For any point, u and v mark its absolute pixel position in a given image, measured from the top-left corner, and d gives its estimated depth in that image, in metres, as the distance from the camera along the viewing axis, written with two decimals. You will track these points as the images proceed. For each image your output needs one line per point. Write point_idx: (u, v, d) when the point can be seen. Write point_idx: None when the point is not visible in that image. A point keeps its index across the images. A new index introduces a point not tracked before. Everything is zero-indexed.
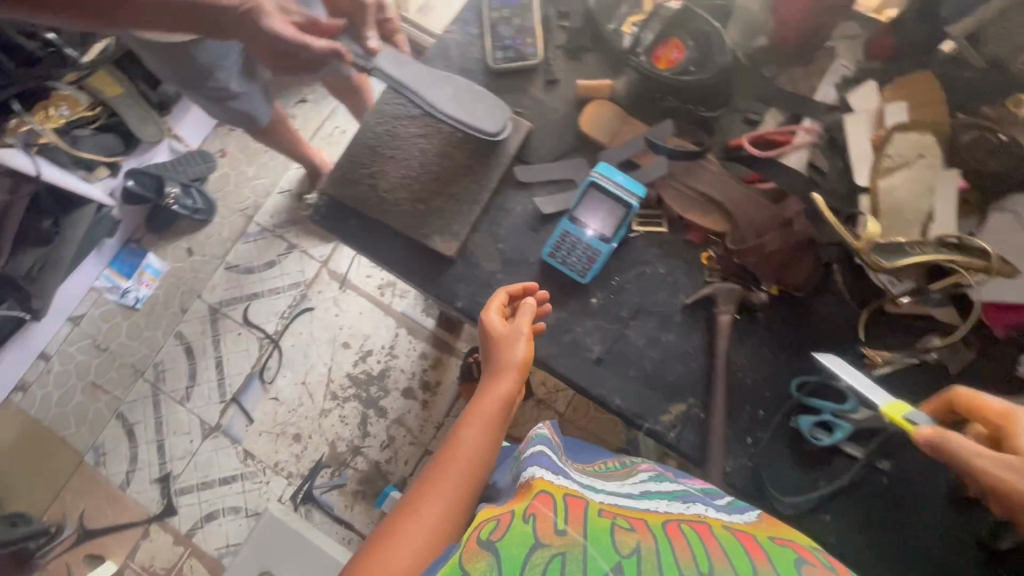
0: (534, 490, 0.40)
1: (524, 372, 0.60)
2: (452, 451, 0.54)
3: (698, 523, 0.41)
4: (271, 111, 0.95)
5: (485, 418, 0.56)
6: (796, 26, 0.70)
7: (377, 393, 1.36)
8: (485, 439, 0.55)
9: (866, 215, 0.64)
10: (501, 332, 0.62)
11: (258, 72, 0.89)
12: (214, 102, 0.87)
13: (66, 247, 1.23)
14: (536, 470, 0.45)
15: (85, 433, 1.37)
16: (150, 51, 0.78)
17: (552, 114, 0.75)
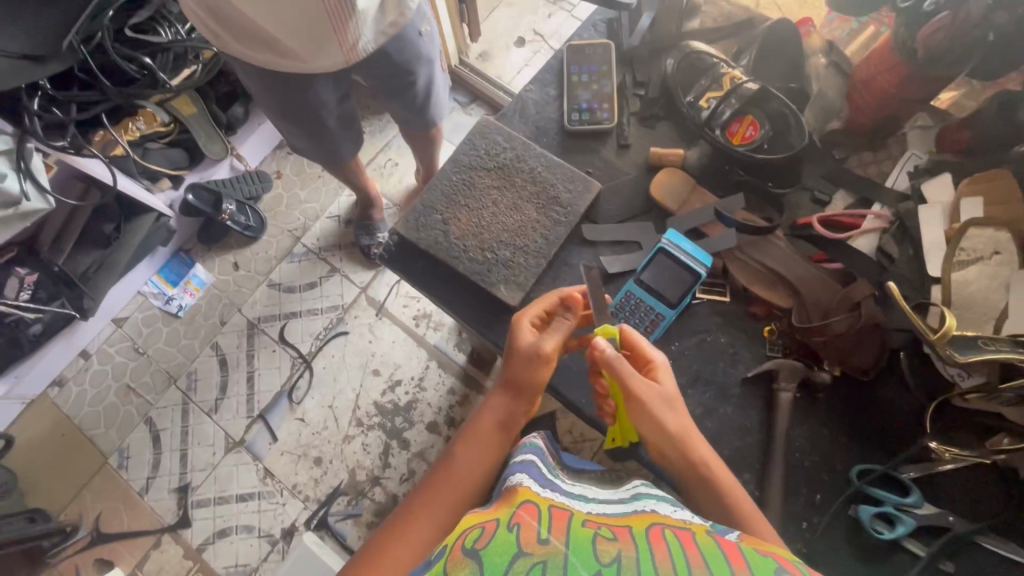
0: (518, 499, 0.40)
1: (534, 390, 0.61)
2: (447, 464, 0.58)
3: (684, 530, 0.37)
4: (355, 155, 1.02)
5: (480, 434, 0.60)
6: (870, 113, 0.74)
7: (402, 424, 1.35)
8: (486, 454, 0.58)
9: (939, 305, 0.62)
10: (528, 347, 0.61)
11: (355, 123, 0.96)
12: (314, 143, 0.93)
13: (123, 250, 1.27)
14: (524, 481, 0.44)
15: (112, 434, 1.36)
16: (269, 98, 0.83)
17: (622, 177, 0.78)
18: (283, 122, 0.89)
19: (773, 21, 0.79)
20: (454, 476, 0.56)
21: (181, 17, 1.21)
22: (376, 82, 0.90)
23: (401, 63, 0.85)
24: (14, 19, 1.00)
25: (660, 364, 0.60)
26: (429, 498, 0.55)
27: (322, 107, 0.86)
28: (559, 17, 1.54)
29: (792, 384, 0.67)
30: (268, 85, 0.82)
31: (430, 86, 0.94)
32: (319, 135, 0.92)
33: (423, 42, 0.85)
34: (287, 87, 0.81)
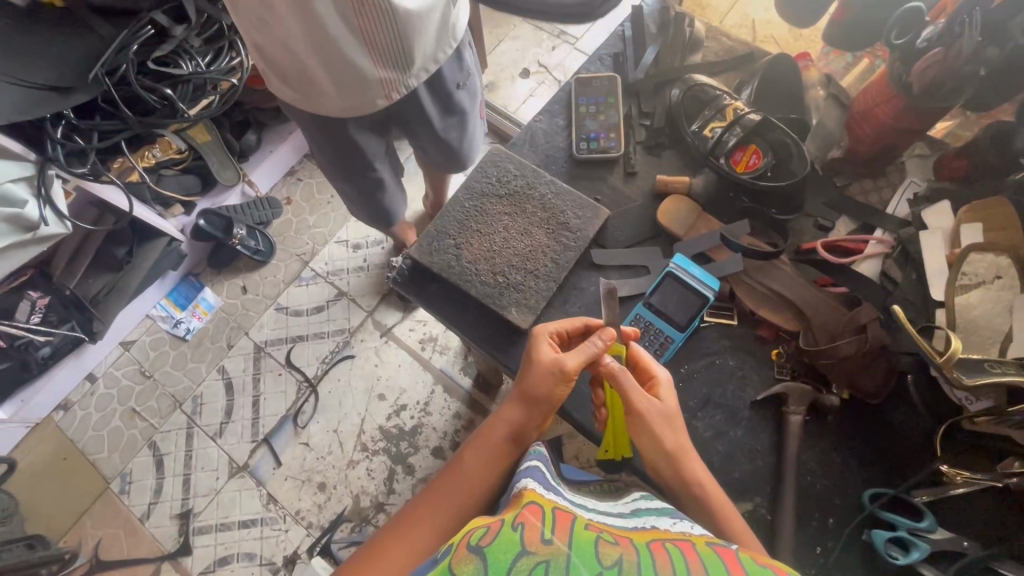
0: (523, 501, 0.40)
1: (542, 406, 0.60)
2: (455, 471, 0.58)
3: (682, 539, 0.38)
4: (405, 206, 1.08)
5: (487, 445, 0.59)
6: (867, 144, 0.76)
7: (407, 449, 1.35)
8: (491, 466, 0.58)
9: (943, 328, 0.63)
10: (549, 362, 0.62)
11: (400, 174, 1.03)
12: (367, 197, 1.00)
13: (133, 275, 1.28)
14: (529, 484, 0.45)
15: (115, 459, 1.36)
16: (328, 157, 0.91)
17: (629, 203, 0.81)
18: (339, 183, 0.96)
19: (773, 56, 0.83)
20: (459, 483, 0.57)
21: (200, 49, 1.23)
22: (414, 132, 0.96)
23: (437, 112, 0.91)
24: (41, 52, 1.04)
25: (663, 382, 0.62)
26: (432, 502, 0.56)
27: (367, 159, 0.91)
28: (563, 50, 1.60)
29: (801, 408, 0.68)
30: (317, 138, 0.86)
31: (464, 135, 0.99)
32: (367, 188, 0.97)
33: (462, 95, 0.91)
34: (334, 138, 0.86)
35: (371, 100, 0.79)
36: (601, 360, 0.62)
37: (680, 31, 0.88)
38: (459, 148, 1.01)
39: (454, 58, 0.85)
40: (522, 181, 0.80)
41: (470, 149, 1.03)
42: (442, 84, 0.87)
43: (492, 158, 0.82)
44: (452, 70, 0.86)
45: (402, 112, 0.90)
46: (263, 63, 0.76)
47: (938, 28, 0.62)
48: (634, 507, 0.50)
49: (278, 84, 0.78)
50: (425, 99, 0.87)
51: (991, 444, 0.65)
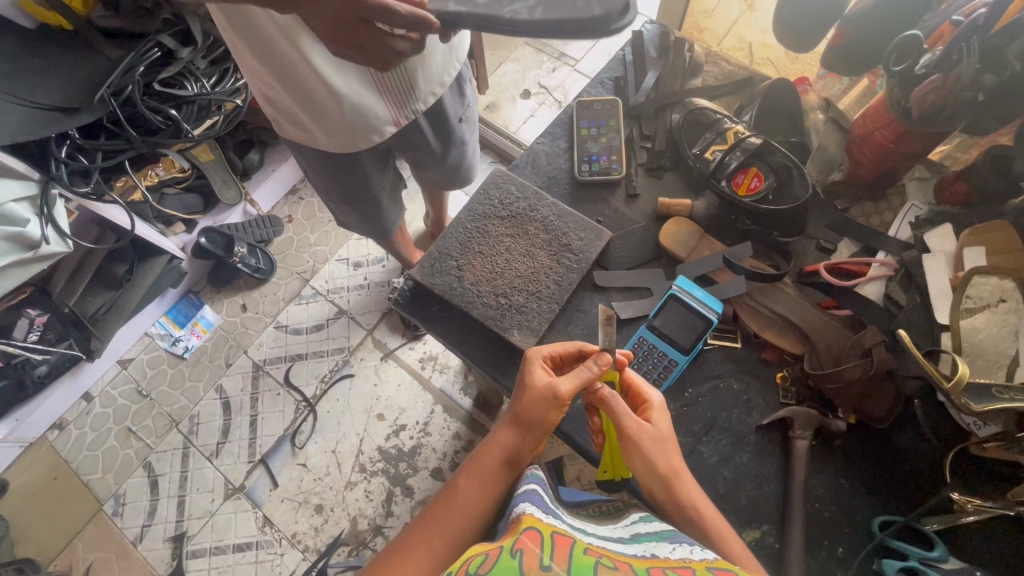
0: (522, 526, 0.39)
1: (537, 434, 0.60)
2: (449, 500, 0.56)
3: (684, 565, 0.37)
4: (398, 222, 1.08)
5: (483, 472, 0.58)
6: (867, 168, 0.76)
7: (406, 470, 1.33)
8: (489, 490, 0.57)
9: (949, 353, 0.63)
10: (540, 387, 0.61)
11: (399, 195, 1.04)
12: (362, 217, 1.00)
13: (134, 293, 1.28)
14: (527, 508, 0.44)
15: (109, 480, 1.34)
16: (324, 180, 0.90)
17: (631, 225, 0.81)
18: (339, 203, 0.96)
19: (772, 80, 0.84)
20: (455, 511, 0.55)
21: (206, 71, 1.25)
22: (415, 156, 0.98)
23: (437, 142, 0.94)
24: (48, 74, 1.06)
25: (655, 406, 0.61)
26: (429, 529, 0.54)
27: (372, 189, 0.93)
28: (563, 72, 1.62)
29: (807, 432, 0.66)
30: (317, 168, 0.87)
31: (462, 160, 1.02)
32: (368, 212, 0.98)
33: (462, 128, 0.95)
34: (345, 175, 0.88)
35: (370, 139, 0.79)
36: (593, 386, 0.61)
37: (680, 55, 0.89)
38: (454, 173, 1.05)
39: (455, 92, 0.89)
40: (524, 203, 0.80)
41: (465, 171, 1.07)
42: (445, 120, 0.90)
43: (492, 182, 0.82)
44: (453, 105, 0.89)
45: (401, 141, 0.91)
46: (270, 109, 0.78)
47: (936, 54, 0.63)
48: (632, 532, 0.49)
49: (284, 128, 0.80)
50: (426, 130, 0.88)
51: (1000, 470, 0.63)
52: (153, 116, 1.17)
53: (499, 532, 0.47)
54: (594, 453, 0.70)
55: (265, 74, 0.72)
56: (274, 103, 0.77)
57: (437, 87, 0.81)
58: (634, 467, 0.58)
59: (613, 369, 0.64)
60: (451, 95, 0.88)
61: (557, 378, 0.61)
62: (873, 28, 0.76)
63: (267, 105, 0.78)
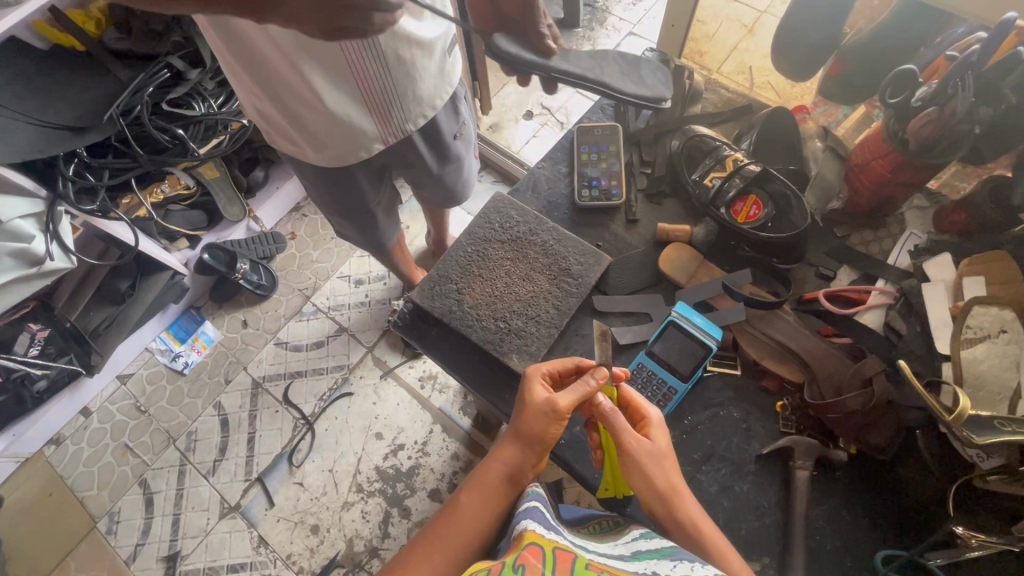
0: (524, 542, 0.40)
1: (537, 449, 0.60)
2: (450, 515, 0.56)
3: None
4: (395, 238, 1.10)
5: (484, 487, 0.57)
6: (864, 197, 0.77)
7: (403, 490, 1.31)
8: (489, 507, 0.56)
9: (950, 383, 0.63)
10: (540, 402, 0.61)
11: (396, 210, 1.05)
12: (359, 231, 1.01)
13: (135, 307, 1.29)
14: (528, 525, 0.44)
15: (104, 497, 1.32)
16: (324, 196, 0.91)
17: (631, 250, 0.81)
18: (337, 218, 0.97)
19: (771, 108, 0.85)
20: (455, 527, 0.54)
21: (214, 91, 1.28)
22: (413, 174, 0.99)
23: (432, 160, 0.94)
24: (60, 95, 1.08)
25: (654, 422, 0.60)
26: (429, 546, 0.53)
27: (371, 203, 0.94)
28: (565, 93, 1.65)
29: (808, 462, 0.66)
30: (316, 184, 0.89)
31: (458, 179, 1.03)
32: (366, 227, 1.00)
33: (457, 144, 0.95)
34: (341, 190, 0.89)
35: (358, 155, 0.81)
36: (593, 399, 0.61)
37: (680, 83, 0.91)
38: (450, 191, 1.06)
39: (449, 110, 0.89)
40: (523, 225, 0.81)
41: (460, 189, 1.08)
42: (438, 135, 0.90)
43: (494, 203, 0.83)
44: (448, 122, 0.90)
45: (398, 159, 0.92)
46: (263, 124, 0.79)
47: (931, 87, 0.64)
48: (634, 548, 0.48)
49: (279, 142, 0.81)
50: (421, 147, 0.89)
51: (1006, 504, 0.63)
52: (159, 134, 1.18)
53: (499, 551, 0.47)
54: (592, 478, 0.70)
55: (257, 88, 0.73)
56: (267, 118, 0.78)
57: (429, 109, 0.82)
58: (633, 482, 0.57)
59: (612, 387, 0.64)
60: (447, 113, 0.88)
61: (556, 393, 0.61)
62: (868, 58, 0.78)
63: (262, 120, 0.79)
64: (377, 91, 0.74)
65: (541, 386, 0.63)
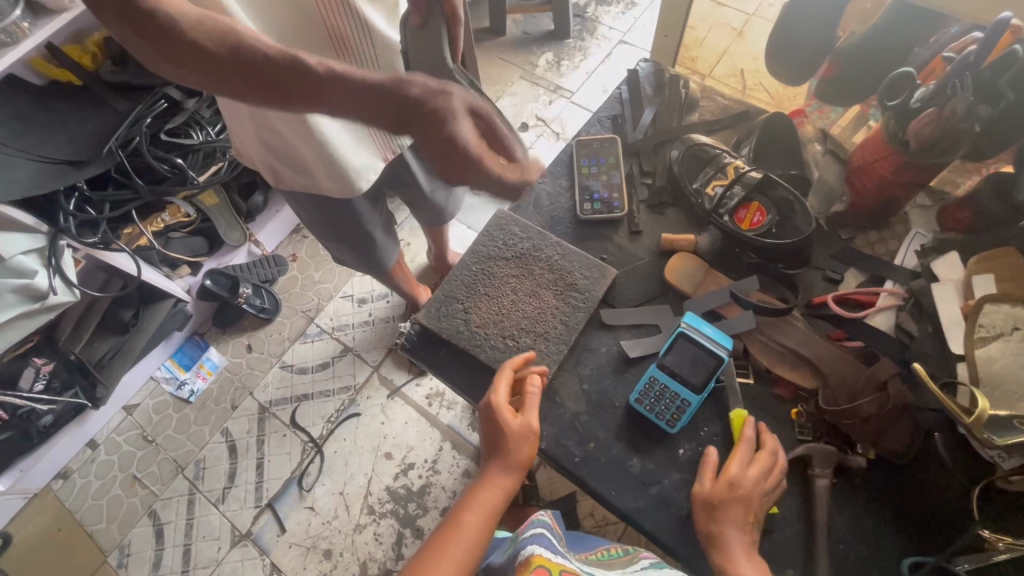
0: (532, 565, 0.46)
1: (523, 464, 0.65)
2: (453, 527, 0.59)
3: None
4: (394, 257, 1.09)
5: (483, 502, 0.62)
6: (868, 198, 0.77)
7: (415, 510, 1.30)
8: (486, 518, 0.61)
9: (966, 385, 0.62)
10: (521, 420, 0.66)
11: (394, 229, 1.04)
12: (361, 253, 1.01)
13: (140, 337, 1.28)
14: (537, 549, 0.50)
15: (114, 530, 1.31)
16: (322, 221, 0.91)
17: (636, 261, 0.81)
18: (337, 242, 0.97)
19: (768, 114, 0.85)
20: (457, 536, 0.59)
21: (212, 118, 1.28)
22: (407, 194, 1.00)
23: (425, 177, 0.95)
24: (58, 129, 1.08)
25: (773, 458, 0.64)
26: (434, 553, 0.57)
27: (367, 225, 0.94)
28: (560, 103, 1.66)
29: (827, 470, 0.65)
30: (317, 212, 0.89)
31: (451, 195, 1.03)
32: (366, 248, 0.99)
33: None
34: (337, 214, 0.89)
35: (367, 178, 0.80)
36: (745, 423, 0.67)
37: (676, 92, 0.91)
38: (446, 207, 1.06)
39: None
40: (525, 243, 0.81)
41: (454, 203, 1.08)
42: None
43: (496, 222, 0.83)
44: None
45: (392, 177, 0.93)
46: (268, 158, 0.80)
47: (929, 89, 0.64)
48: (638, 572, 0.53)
49: (285, 177, 0.82)
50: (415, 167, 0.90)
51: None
52: (158, 165, 1.18)
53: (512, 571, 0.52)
54: (610, 497, 0.68)
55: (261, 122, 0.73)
56: (273, 152, 0.78)
57: None
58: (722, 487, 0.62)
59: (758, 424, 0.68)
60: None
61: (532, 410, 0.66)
62: (862, 59, 0.78)
63: (267, 155, 0.79)
64: None
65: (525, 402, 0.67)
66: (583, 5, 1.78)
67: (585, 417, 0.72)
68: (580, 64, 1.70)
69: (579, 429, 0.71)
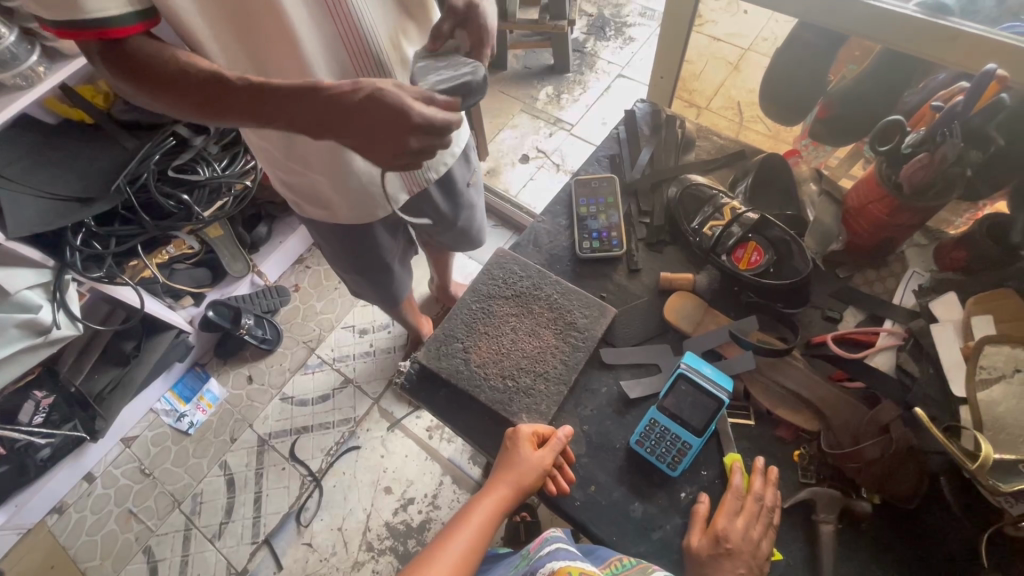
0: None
1: (524, 497, 0.66)
2: (445, 544, 0.61)
3: None
4: (410, 288, 1.09)
5: (476, 526, 0.63)
6: (863, 239, 0.78)
7: (415, 547, 1.28)
8: (478, 541, 0.62)
9: (969, 428, 0.61)
10: (533, 460, 0.66)
11: (410, 258, 1.04)
12: (373, 285, 1.01)
13: (141, 369, 1.28)
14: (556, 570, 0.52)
15: (108, 567, 1.29)
16: (341, 252, 0.92)
17: (635, 300, 0.82)
18: (350, 273, 0.97)
19: (763, 155, 0.87)
20: (448, 552, 0.60)
21: (218, 155, 1.30)
22: (428, 226, 0.99)
23: (448, 209, 0.95)
24: (67, 166, 1.09)
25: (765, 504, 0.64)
26: (422, 566, 0.59)
27: (385, 257, 0.94)
28: (560, 136, 1.69)
29: (831, 516, 0.64)
30: (334, 244, 0.90)
31: (472, 224, 1.03)
32: (380, 281, 1.00)
33: (468, 192, 0.97)
34: (352, 246, 0.90)
35: (385, 209, 0.83)
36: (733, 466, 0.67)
37: (672, 132, 0.92)
38: (464, 237, 1.05)
39: (462, 160, 0.91)
40: (528, 281, 0.82)
41: (476, 233, 1.07)
42: (452, 184, 0.91)
43: (498, 260, 0.84)
44: (462, 171, 0.92)
45: (413, 212, 0.92)
46: (291, 194, 0.82)
47: (919, 134, 0.66)
48: None
49: (305, 210, 0.83)
50: (437, 199, 0.91)
51: None
52: (164, 202, 1.19)
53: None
54: (611, 544, 0.66)
55: (288, 162, 0.76)
56: (295, 188, 0.80)
57: (447, 159, 0.85)
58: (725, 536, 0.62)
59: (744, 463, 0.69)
60: (461, 165, 0.91)
61: (542, 450, 0.67)
62: (857, 100, 0.79)
63: (289, 191, 0.82)
64: None
65: (540, 444, 0.67)
66: (582, 40, 1.83)
67: (585, 460, 0.71)
68: (579, 97, 1.74)
69: (579, 472, 0.70)
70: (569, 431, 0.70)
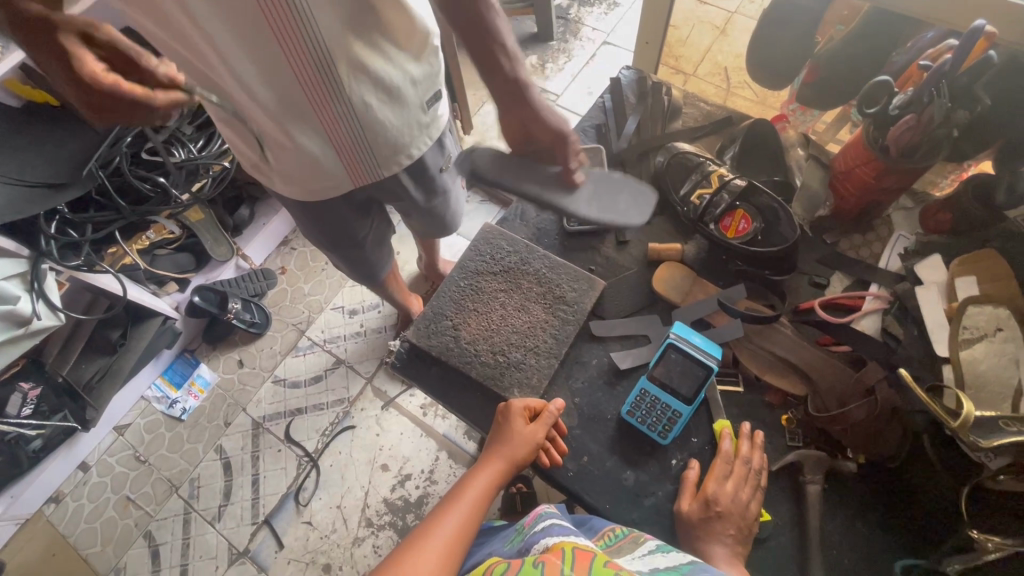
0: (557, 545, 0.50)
1: (517, 471, 0.66)
2: (439, 518, 0.61)
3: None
4: (387, 265, 1.07)
5: (471, 500, 0.63)
6: (849, 204, 0.78)
7: (413, 521, 1.30)
8: (472, 515, 0.62)
9: (952, 389, 0.62)
10: (525, 433, 0.66)
11: (387, 237, 1.02)
12: (351, 260, 0.99)
13: (129, 357, 1.26)
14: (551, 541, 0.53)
15: (110, 552, 1.29)
16: (315, 228, 0.89)
17: (624, 272, 0.81)
18: (327, 250, 0.95)
19: (750, 121, 0.86)
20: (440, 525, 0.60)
21: (193, 136, 1.27)
22: (402, 207, 0.96)
23: (420, 194, 0.92)
24: (35, 151, 1.05)
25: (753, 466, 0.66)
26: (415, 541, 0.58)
27: (356, 233, 0.92)
28: None
29: (818, 476, 0.66)
30: (304, 218, 0.87)
31: (449, 207, 1.00)
32: (354, 258, 0.98)
33: (442, 177, 0.92)
34: (327, 224, 0.88)
35: (330, 192, 0.77)
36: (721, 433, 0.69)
37: (659, 100, 0.90)
38: (441, 222, 1.02)
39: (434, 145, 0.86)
40: (513, 256, 0.81)
41: (451, 218, 1.04)
42: (422, 170, 0.86)
43: (484, 236, 0.82)
44: (434, 155, 0.86)
45: (385, 191, 0.88)
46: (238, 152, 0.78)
47: (906, 95, 0.65)
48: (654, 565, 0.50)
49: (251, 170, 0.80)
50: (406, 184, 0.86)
51: None
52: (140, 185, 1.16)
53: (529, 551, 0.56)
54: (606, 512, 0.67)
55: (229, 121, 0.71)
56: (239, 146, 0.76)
57: (408, 156, 0.77)
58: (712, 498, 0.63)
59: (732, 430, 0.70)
60: (433, 150, 0.85)
61: (534, 424, 0.67)
62: (844, 63, 0.78)
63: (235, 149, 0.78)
64: (344, 137, 0.70)
65: (533, 419, 0.68)
66: (566, 7, 1.78)
67: (577, 432, 0.72)
68: (564, 66, 1.70)
69: (572, 443, 0.71)
70: (562, 404, 0.70)
